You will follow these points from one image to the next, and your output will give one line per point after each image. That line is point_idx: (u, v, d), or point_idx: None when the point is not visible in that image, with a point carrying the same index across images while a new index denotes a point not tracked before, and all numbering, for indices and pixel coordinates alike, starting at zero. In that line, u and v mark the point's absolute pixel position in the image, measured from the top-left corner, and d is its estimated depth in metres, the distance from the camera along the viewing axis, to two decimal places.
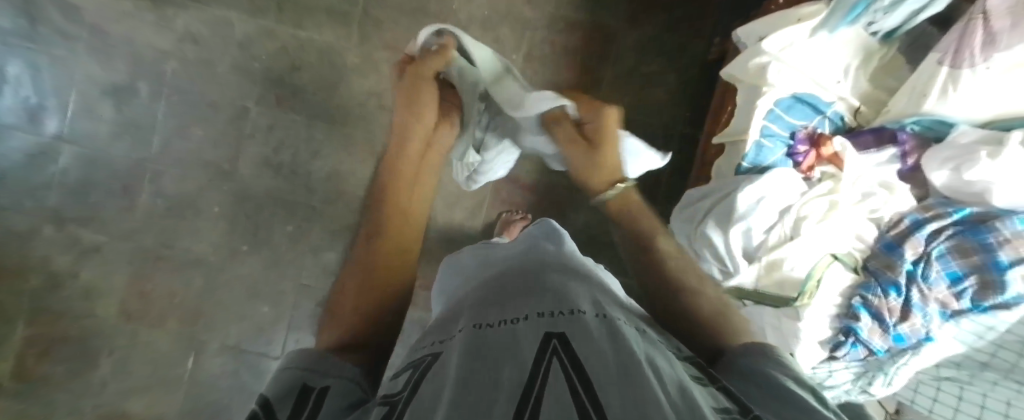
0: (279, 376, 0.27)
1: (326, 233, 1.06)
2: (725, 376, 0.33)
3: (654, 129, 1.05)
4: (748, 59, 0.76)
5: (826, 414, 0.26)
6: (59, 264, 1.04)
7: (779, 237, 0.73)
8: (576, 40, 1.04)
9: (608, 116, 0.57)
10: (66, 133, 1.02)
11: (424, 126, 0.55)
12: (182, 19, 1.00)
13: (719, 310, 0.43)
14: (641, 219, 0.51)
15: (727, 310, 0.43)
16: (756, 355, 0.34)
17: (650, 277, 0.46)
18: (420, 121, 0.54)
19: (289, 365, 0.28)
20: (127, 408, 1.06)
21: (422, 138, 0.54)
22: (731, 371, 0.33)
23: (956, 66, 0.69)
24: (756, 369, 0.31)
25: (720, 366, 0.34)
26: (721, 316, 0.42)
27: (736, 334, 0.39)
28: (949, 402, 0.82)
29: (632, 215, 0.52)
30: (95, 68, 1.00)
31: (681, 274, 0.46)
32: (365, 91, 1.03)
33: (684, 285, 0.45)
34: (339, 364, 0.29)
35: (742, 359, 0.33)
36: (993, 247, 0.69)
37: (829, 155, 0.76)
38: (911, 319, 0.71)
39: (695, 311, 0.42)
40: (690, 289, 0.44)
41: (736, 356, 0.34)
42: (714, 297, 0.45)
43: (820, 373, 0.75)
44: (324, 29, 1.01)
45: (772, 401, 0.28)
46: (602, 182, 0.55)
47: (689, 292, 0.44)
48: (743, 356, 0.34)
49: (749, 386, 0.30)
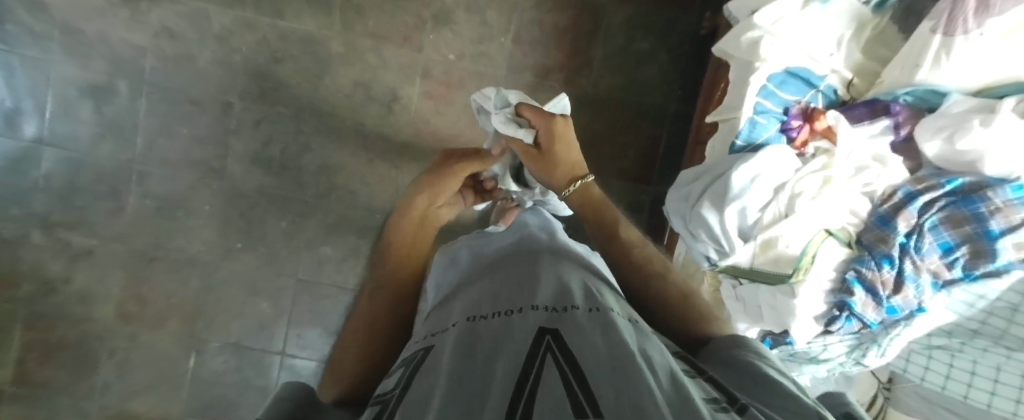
0: (276, 404, 0.28)
1: (322, 227, 1.05)
2: (716, 372, 0.33)
3: (646, 108, 1.04)
4: (741, 33, 0.75)
5: (806, 399, 0.26)
6: (52, 270, 1.03)
7: (773, 215, 0.73)
8: (565, 20, 1.01)
9: (555, 125, 0.60)
10: (46, 136, 0.99)
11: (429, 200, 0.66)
12: (156, 13, 0.96)
13: (686, 293, 0.46)
14: (605, 212, 0.55)
15: (692, 295, 0.47)
16: (749, 349, 0.34)
17: (618, 263, 0.49)
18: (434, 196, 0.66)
19: (285, 396, 0.28)
20: (135, 408, 1.08)
21: (423, 205, 0.65)
22: (727, 365, 0.33)
23: (950, 34, 0.67)
24: (748, 362, 0.31)
25: (720, 360, 0.34)
26: (688, 300, 0.45)
27: (713, 326, 0.42)
28: (940, 371, 0.84)
29: (594, 208, 0.56)
30: (70, 68, 0.97)
31: (647, 262, 0.49)
32: (351, 82, 1.01)
33: (653, 270, 0.48)
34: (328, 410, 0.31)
35: (738, 354, 0.33)
36: (984, 216, 0.69)
37: (822, 129, 0.75)
38: (903, 291, 0.72)
39: (668, 298, 0.45)
40: (656, 274, 0.48)
41: (732, 350, 0.34)
42: (684, 285, 0.48)
43: (815, 347, 0.79)
44: (304, 18, 0.98)
45: (762, 390, 0.28)
46: (562, 181, 0.58)
47: (658, 277, 0.48)
48: (735, 351, 0.34)
49: (742, 377, 0.30)
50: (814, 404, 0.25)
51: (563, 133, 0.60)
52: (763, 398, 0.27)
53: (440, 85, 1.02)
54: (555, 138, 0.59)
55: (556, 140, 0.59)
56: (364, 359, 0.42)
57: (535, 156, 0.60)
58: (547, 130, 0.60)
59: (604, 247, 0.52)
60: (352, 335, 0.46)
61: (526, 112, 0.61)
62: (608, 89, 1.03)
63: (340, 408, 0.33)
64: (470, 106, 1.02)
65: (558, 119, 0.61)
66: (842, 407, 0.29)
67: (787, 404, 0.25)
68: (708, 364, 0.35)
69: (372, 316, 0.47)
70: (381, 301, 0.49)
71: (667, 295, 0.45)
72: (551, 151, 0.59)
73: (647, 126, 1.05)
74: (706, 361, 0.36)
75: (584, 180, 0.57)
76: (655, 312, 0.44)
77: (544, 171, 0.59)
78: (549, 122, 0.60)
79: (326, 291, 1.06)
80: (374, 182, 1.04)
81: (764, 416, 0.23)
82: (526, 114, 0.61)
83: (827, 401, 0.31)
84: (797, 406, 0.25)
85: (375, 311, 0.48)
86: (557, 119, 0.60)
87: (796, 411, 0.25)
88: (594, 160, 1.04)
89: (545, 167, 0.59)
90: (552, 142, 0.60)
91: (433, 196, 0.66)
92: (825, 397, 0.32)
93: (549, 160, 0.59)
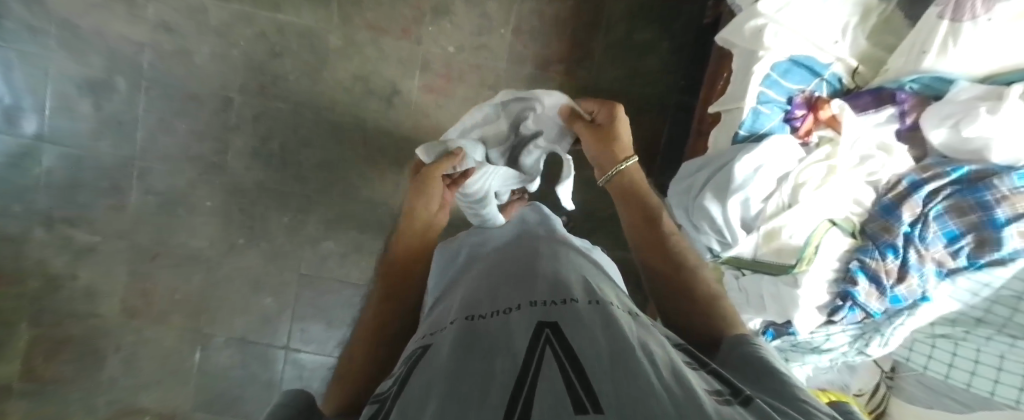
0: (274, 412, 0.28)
1: (323, 223, 1.05)
2: (728, 373, 0.33)
3: (648, 99, 1.03)
4: (744, 21, 0.74)
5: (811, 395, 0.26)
6: (56, 267, 1.04)
7: (777, 205, 0.72)
8: (565, 10, 1.00)
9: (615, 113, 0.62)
10: (45, 133, 0.99)
11: (426, 210, 0.63)
12: (153, 7, 0.95)
13: (715, 293, 0.46)
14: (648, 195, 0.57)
15: (719, 294, 0.47)
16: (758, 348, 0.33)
17: (655, 248, 0.51)
18: (427, 206, 0.64)
19: (284, 402, 0.29)
20: (142, 402, 1.09)
21: (422, 217, 0.62)
22: (738, 366, 0.33)
23: (957, 20, 0.66)
24: (763, 362, 0.31)
25: (730, 362, 0.34)
26: (718, 304, 0.45)
27: (734, 321, 0.42)
28: (944, 359, 0.84)
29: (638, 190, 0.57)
30: (67, 63, 0.97)
31: (681, 253, 0.51)
32: (350, 76, 1.00)
33: (684, 261, 0.50)
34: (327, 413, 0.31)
35: (750, 355, 0.33)
36: (990, 204, 0.68)
37: (827, 118, 0.74)
38: (907, 280, 0.71)
39: (694, 291, 0.46)
40: (688, 266, 0.49)
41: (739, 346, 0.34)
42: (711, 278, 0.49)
43: (818, 338, 0.79)
44: (302, 11, 0.97)
45: (773, 385, 0.28)
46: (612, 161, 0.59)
47: (689, 268, 0.49)
48: (746, 348, 0.34)
49: (753, 378, 0.30)
50: (822, 402, 0.25)
51: (623, 121, 0.62)
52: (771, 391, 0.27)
53: (440, 78, 1.01)
54: (613, 124, 0.61)
55: (615, 125, 0.61)
56: (367, 369, 0.43)
57: (592, 131, 0.62)
58: (608, 115, 0.63)
59: (635, 230, 0.54)
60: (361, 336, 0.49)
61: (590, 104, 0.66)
62: (609, 80, 1.02)
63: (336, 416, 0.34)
64: (470, 99, 1.02)
65: (620, 108, 0.63)
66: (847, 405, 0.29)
67: (796, 398, 0.25)
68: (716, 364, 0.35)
69: (370, 331, 0.48)
70: (381, 311, 0.50)
71: (691, 293, 0.46)
72: (607, 132, 0.61)
73: (649, 118, 1.04)
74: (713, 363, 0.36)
75: (627, 164, 0.58)
76: (683, 307, 0.46)
77: (602, 147, 0.61)
78: (609, 109, 0.63)
79: (329, 284, 1.07)
80: (375, 177, 1.04)
81: (770, 408, 0.23)
82: (590, 105, 0.65)
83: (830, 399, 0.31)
84: (806, 401, 0.25)
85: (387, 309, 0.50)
86: (620, 109, 0.62)
87: (802, 406, 0.24)
88: None
89: (599, 148, 0.61)
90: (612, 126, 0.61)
91: (428, 204, 0.64)
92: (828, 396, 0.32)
93: (604, 138, 0.61)
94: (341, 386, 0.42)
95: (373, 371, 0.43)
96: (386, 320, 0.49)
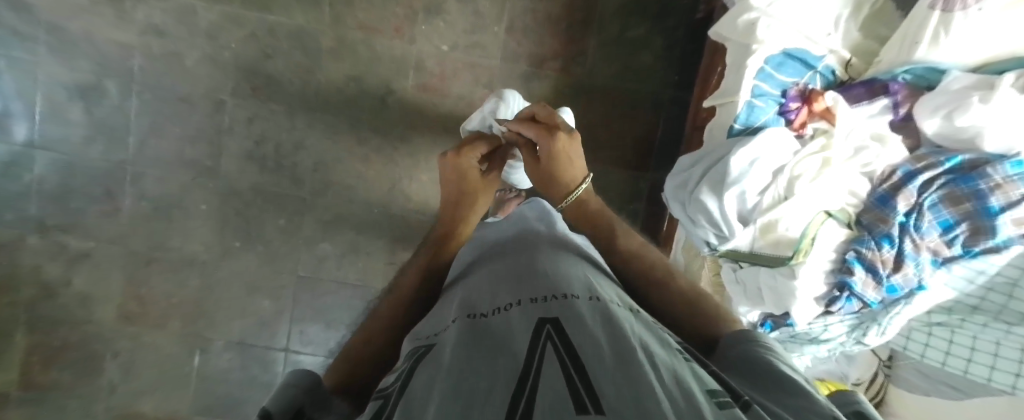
0: (281, 391, 0.28)
1: (319, 225, 1.04)
2: (727, 371, 0.33)
3: (643, 95, 1.03)
4: (736, 15, 0.75)
5: (819, 397, 0.26)
6: (49, 274, 1.03)
7: (773, 198, 0.73)
8: (559, 6, 1.00)
9: (556, 145, 0.56)
10: (36, 139, 0.98)
11: (475, 213, 0.61)
12: (142, 10, 0.94)
13: (694, 296, 0.44)
14: (601, 220, 0.55)
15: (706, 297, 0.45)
16: (763, 345, 0.33)
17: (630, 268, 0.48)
18: (473, 208, 0.61)
19: (288, 382, 0.29)
20: (140, 408, 1.08)
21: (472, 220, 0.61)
22: (735, 361, 0.33)
23: (948, 10, 0.67)
24: (765, 358, 0.31)
25: (727, 362, 0.33)
26: (703, 304, 0.43)
27: (728, 321, 0.41)
28: (940, 347, 0.84)
29: (591, 217, 0.56)
30: (57, 68, 0.96)
31: (652, 268, 0.48)
32: (344, 76, 1.00)
33: (657, 276, 0.47)
34: (331, 401, 0.32)
35: (754, 351, 0.32)
36: (984, 192, 0.69)
37: (820, 111, 0.75)
38: (903, 269, 0.72)
39: (676, 298, 0.44)
40: (661, 281, 0.46)
41: (742, 347, 0.34)
42: (689, 286, 0.46)
43: (816, 328, 0.80)
44: (293, 12, 0.96)
45: (775, 387, 0.28)
46: (558, 197, 0.58)
47: (661, 282, 0.46)
48: (741, 343, 0.34)
49: (750, 379, 0.29)
50: (825, 403, 0.25)
51: (564, 151, 0.57)
52: (775, 395, 0.27)
53: (434, 77, 1.01)
54: (554, 161, 0.57)
55: (554, 162, 0.57)
56: (384, 353, 0.41)
57: (534, 169, 0.60)
58: (545, 147, 0.57)
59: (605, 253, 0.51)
60: (373, 317, 0.46)
61: (531, 126, 0.59)
62: (604, 76, 1.03)
63: (339, 401, 0.33)
64: (465, 98, 1.02)
65: (558, 138, 0.56)
66: (854, 405, 0.29)
67: (801, 403, 0.25)
68: (718, 363, 0.35)
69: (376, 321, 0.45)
70: (389, 303, 0.48)
71: (672, 301, 0.44)
72: (552, 166, 0.57)
73: (643, 114, 1.04)
74: (715, 361, 0.35)
75: (569, 201, 0.57)
76: (667, 317, 0.43)
77: (544, 185, 0.59)
78: (549, 142, 0.56)
79: (327, 286, 1.06)
80: (371, 178, 1.03)
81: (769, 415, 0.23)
82: (530, 130, 0.59)
83: (839, 399, 0.31)
84: (812, 404, 0.25)
85: (408, 293, 0.49)
86: (563, 135, 0.56)
87: (804, 411, 0.24)
88: (591, 150, 1.04)
89: (544, 183, 0.59)
90: (552, 163, 0.57)
91: (472, 203, 0.61)
92: (837, 394, 0.31)
93: (545, 176, 0.58)
94: (349, 362, 0.39)
95: (382, 362, 0.40)
96: (406, 306, 0.46)
